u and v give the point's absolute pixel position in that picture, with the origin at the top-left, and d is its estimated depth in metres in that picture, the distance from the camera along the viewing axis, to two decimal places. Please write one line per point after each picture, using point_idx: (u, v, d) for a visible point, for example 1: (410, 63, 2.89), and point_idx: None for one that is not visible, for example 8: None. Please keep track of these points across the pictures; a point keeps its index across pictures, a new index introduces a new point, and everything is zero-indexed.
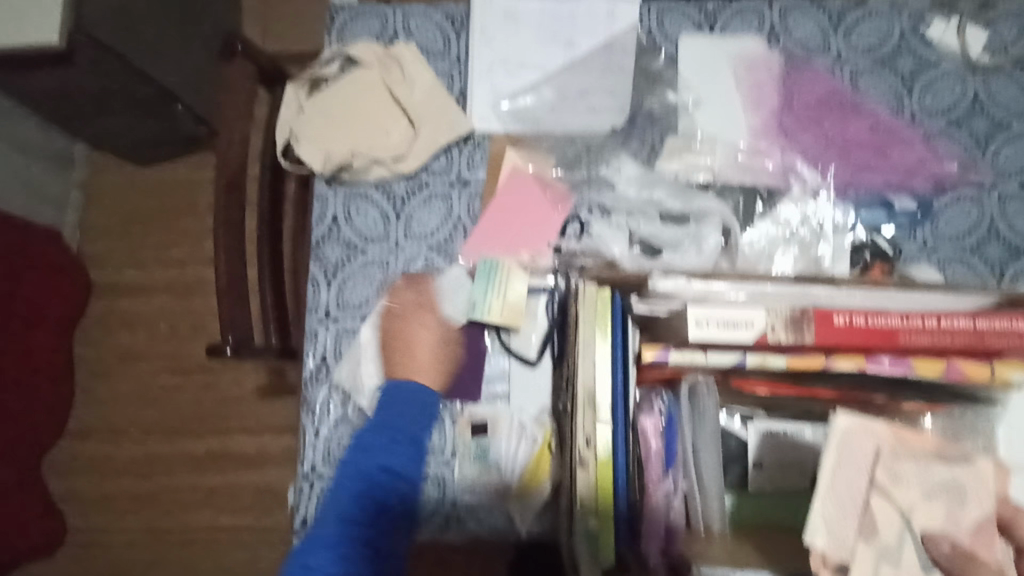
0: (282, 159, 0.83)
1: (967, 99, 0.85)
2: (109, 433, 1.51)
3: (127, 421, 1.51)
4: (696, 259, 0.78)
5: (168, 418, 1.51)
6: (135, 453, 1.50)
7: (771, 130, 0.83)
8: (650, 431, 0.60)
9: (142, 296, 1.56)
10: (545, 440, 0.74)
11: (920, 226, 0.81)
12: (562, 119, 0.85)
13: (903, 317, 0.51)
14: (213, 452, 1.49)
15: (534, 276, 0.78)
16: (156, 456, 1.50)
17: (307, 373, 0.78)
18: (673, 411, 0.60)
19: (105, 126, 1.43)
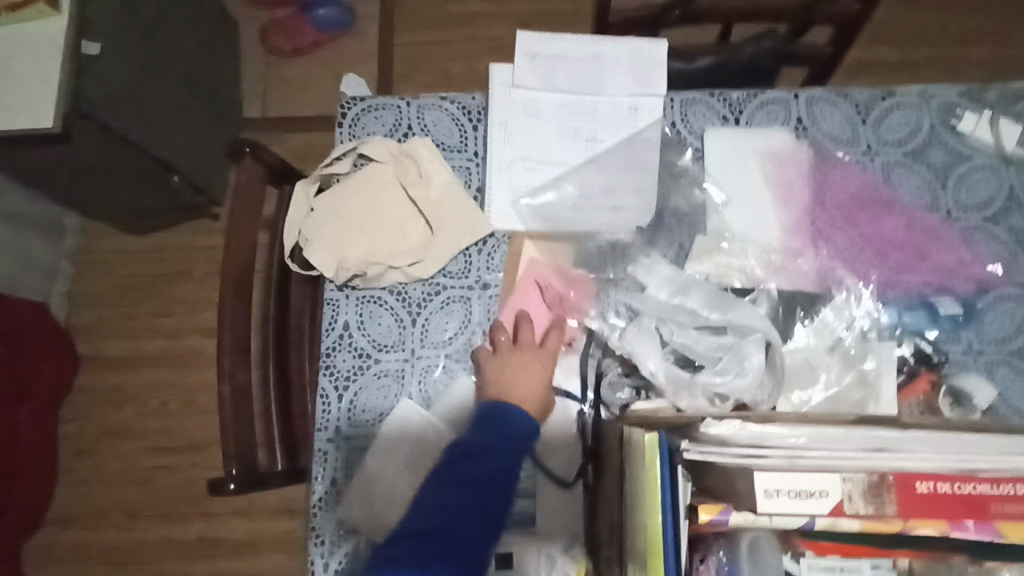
0: (291, 262, 0.78)
1: (1003, 194, 0.82)
2: (91, 518, 1.42)
3: (111, 505, 1.42)
4: (736, 382, 0.70)
5: (156, 500, 1.42)
6: (118, 540, 1.40)
7: (803, 228, 0.80)
8: None
9: (131, 370, 1.48)
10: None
11: (964, 329, 0.77)
12: (585, 217, 0.81)
13: (994, 484, 0.46)
14: (204, 538, 1.40)
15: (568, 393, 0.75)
16: (143, 542, 1.40)
17: (316, 499, 0.72)
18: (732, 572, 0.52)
19: (99, 198, 1.38)
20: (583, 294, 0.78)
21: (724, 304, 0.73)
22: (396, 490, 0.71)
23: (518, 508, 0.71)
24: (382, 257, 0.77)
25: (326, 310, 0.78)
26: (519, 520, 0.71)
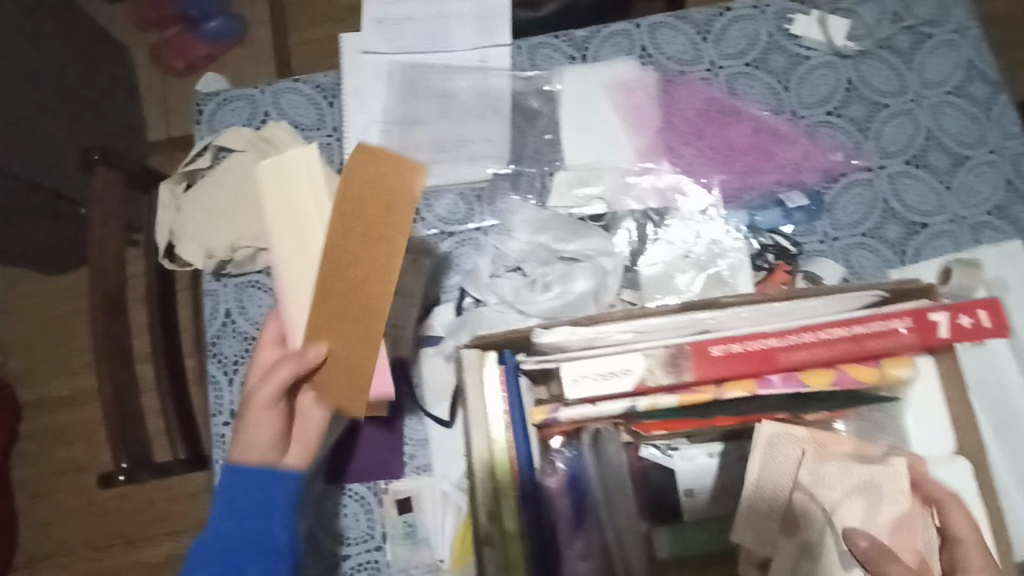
0: (167, 262, 0.80)
1: (842, 88, 0.85)
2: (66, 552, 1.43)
3: (84, 537, 1.43)
4: (563, 301, 0.75)
5: (126, 525, 1.43)
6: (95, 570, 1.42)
7: (657, 147, 0.82)
8: (555, 490, 0.58)
9: (80, 405, 1.49)
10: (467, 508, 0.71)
11: (818, 219, 0.81)
12: (444, 173, 0.82)
13: (781, 338, 0.49)
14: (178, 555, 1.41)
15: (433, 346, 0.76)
16: (119, 569, 1.41)
17: (219, 481, 0.75)
18: (577, 469, 0.58)
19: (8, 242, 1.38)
20: (451, 247, 0.80)
21: (577, 232, 0.77)
22: None
23: (415, 456, 0.74)
24: (249, 240, 0.77)
25: (207, 302, 0.80)
26: (416, 467, 0.74)
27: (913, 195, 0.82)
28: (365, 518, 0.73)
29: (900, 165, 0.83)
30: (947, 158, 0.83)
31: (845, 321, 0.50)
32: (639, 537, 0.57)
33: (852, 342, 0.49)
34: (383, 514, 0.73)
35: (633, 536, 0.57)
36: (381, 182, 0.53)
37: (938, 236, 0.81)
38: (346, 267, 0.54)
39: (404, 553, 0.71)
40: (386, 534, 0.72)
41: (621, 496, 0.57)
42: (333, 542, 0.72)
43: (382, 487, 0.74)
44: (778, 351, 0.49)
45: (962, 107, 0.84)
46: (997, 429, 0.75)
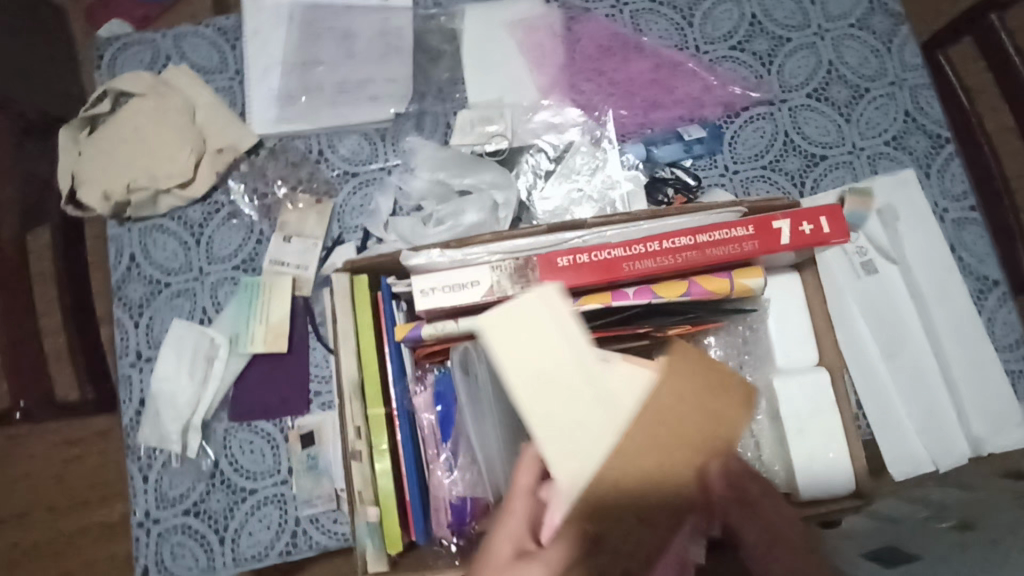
0: (70, 208, 0.79)
1: (745, 22, 0.86)
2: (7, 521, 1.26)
3: (28, 502, 1.26)
4: (450, 233, 0.76)
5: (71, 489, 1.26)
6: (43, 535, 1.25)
7: (558, 85, 0.83)
8: (423, 406, 0.58)
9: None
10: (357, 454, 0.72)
11: (718, 153, 0.82)
12: (346, 114, 0.82)
13: (626, 248, 0.51)
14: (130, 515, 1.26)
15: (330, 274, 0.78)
16: (74, 530, 1.25)
17: (126, 421, 0.75)
18: (443, 381, 0.57)
19: None
20: (354, 187, 0.81)
21: (471, 166, 0.78)
22: (183, 402, 0.74)
23: (318, 393, 0.75)
24: (146, 183, 0.78)
25: (112, 246, 0.79)
26: (321, 403, 0.75)
27: (814, 127, 0.83)
28: (271, 454, 0.74)
29: (802, 98, 0.84)
30: (849, 90, 0.84)
31: (691, 231, 0.52)
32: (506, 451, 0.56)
33: (694, 250, 0.51)
34: (288, 449, 0.74)
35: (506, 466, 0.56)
36: (715, 401, 0.47)
37: (838, 167, 0.82)
38: (644, 482, 0.44)
39: (308, 485, 0.73)
40: (291, 468, 0.73)
41: (491, 421, 0.56)
42: (243, 477, 0.73)
43: (286, 422, 0.74)
44: (622, 260, 0.51)
45: (863, 40, 0.85)
46: (886, 351, 0.76)
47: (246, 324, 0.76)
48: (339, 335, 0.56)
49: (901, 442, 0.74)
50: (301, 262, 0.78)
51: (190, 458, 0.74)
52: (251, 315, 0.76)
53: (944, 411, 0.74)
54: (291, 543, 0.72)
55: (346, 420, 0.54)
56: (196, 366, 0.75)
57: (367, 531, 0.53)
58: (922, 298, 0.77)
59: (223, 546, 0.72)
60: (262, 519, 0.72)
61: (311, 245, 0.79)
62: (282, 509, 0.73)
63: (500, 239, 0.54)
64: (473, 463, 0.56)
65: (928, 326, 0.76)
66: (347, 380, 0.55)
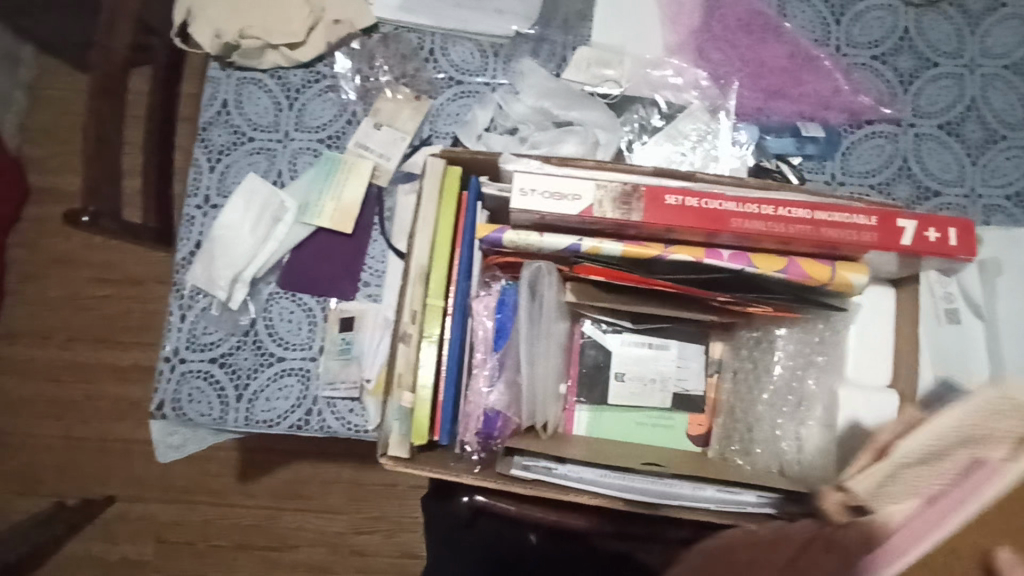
0: (178, 40, 0.79)
1: (896, 34, 0.81)
2: (30, 337, 1.30)
3: (52, 326, 1.30)
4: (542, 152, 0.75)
5: (95, 326, 1.28)
6: (58, 360, 1.29)
7: (685, 47, 0.80)
8: (483, 311, 0.57)
9: (52, 202, 1.32)
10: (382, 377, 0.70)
11: (829, 159, 0.78)
12: (466, 19, 0.80)
13: (738, 203, 0.48)
14: (141, 366, 1.29)
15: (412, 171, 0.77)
16: (84, 363, 1.28)
17: (178, 259, 0.75)
18: (508, 292, 0.57)
19: None
20: (455, 95, 0.79)
21: (579, 102, 0.76)
22: (239, 254, 0.74)
23: (367, 284, 0.75)
24: (258, 33, 0.77)
25: (208, 87, 0.79)
26: (367, 293, 0.74)
27: (936, 161, 0.78)
28: (308, 328, 0.74)
29: (931, 128, 0.79)
30: (983, 133, 0.79)
31: (808, 205, 0.49)
32: (548, 377, 0.56)
33: (808, 225, 0.48)
34: (325, 328, 0.74)
35: (544, 391, 0.56)
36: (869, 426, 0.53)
37: (948, 207, 0.77)
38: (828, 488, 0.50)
39: (335, 368, 0.73)
40: (323, 347, 0.73)
41: (545, 347, 0.55)
42: (275, 343, 0.74)
43: (329, 303, 0.74)
44: (732, 214, 0.48)
45: (1014, 84, 0.80)
46: None
47: (317, 197, 0.76)
48: (417, 218, 0.55)
49: None
50: (385, 152, 0.77)
51: (231, 310, 0.74)
52: (324, 190, 0.76)
53: None
54: (304, 419, 0.72)
55: (405, 302, 0.53)
56: (259, 224, 0.75)
57: (397, 416, 0.52)
58: (1002, 365, 0.71)
59: (238, 403, 0.72)
60: (282, 388, 0.73)
61: (398, 139, 0.78)
62: (303, 384, 0.73)
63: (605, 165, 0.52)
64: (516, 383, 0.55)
65: None
66: (415, 263, 0.54)
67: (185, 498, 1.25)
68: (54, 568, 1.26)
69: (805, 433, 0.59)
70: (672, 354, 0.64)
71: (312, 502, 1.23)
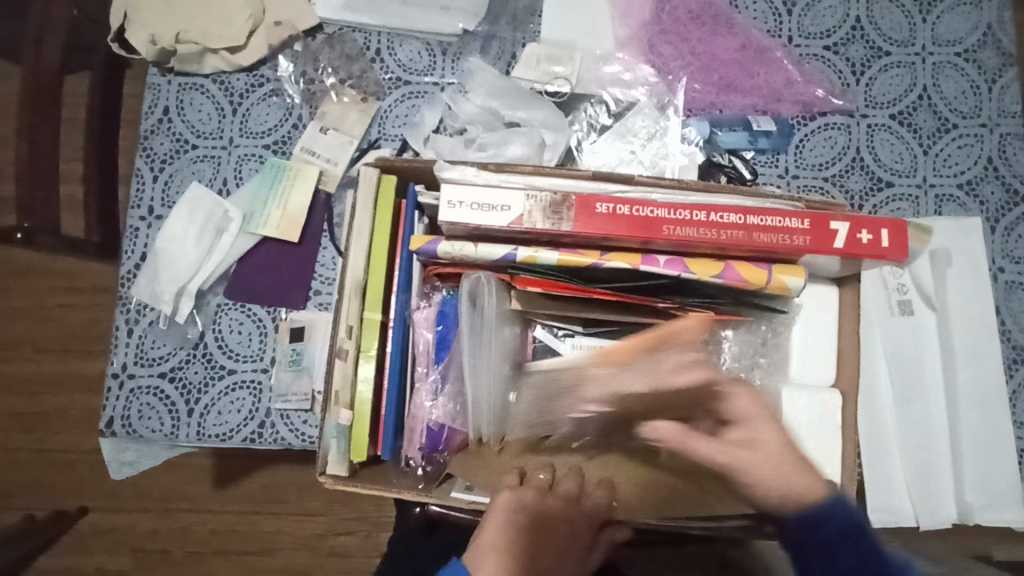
0: (115, 45, 0.76)
1: (848, 23, 0.80)
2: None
3: (15, 338, 1.27)
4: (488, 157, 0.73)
5: (58, 336, 1.26)
6: (23, 372, 1.27)
7: (635, 41, 0.78)
8: (425, 324, 0.57)
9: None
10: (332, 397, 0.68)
11: (783, 153, 0.77)
12: (413, 17, 0.78)
13: (671, 210, 0.48)
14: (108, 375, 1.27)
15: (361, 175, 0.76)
16: (49, 374, 1.26)
17: (123, 273, 0.73)
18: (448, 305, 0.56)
19: None
20: (403, 96, 0.77)
21: (528, 101, 0.74)
22: (184, 266, 0.73)
23: (317, 292, 0.74)
24: (195, 37, 0.75)
25: (147, 94, 0.77)
26: (318, 302, 0.73)
27: (889, 152, 0.78)
28: (258, 339, 0.73)
29: (884, 118, 0.79)
30: (935, 121, 0.79)
31: (741, 210, 0.48)
32: (492, 390, 0.54)
33: (741, 231, 0.47)
34: (276, 339, 0.73)
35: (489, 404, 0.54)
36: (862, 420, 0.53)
37: (899, 198, 0.77)
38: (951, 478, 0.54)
39: (287, 380, 0.72)
40: (275, 358, 0.72)
41: (489, 360, 0.53)
42: (225, 356, 0.72)
43: (280, 313, 0.73)
44: (665, 222, 0.47)
45: (965, 71, 0.79)
46: (897, 398, 0.73)
47: (263, 206, 0.74)
48: (353, 230, 0.54)
49: (890, 492, 0.71)
50: (332, 157, 0.76)
51: (178, 324, 0.73)
52: (270, 199, 0.74)
53: (942, 473, 0.71)
54: (257, 432, 0.71)
55: (341, 317, 0.52)
56: (204, 235, 0.74)
57: (335, 435, 0.51)
58: (952, 355, 0.73)
59: (190, 418, 0.71)
60: (233, 402, 0.72)
61: (345, 143, 0.76)
62: (255, 396, 0.72)
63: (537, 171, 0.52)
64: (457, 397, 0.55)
65: (950, 383, 0.72)
66: (350, 277, 0.53)
67: (158, 506, 1.23)
68: None
69: None
70: None
71: (287, 505, 1.22)
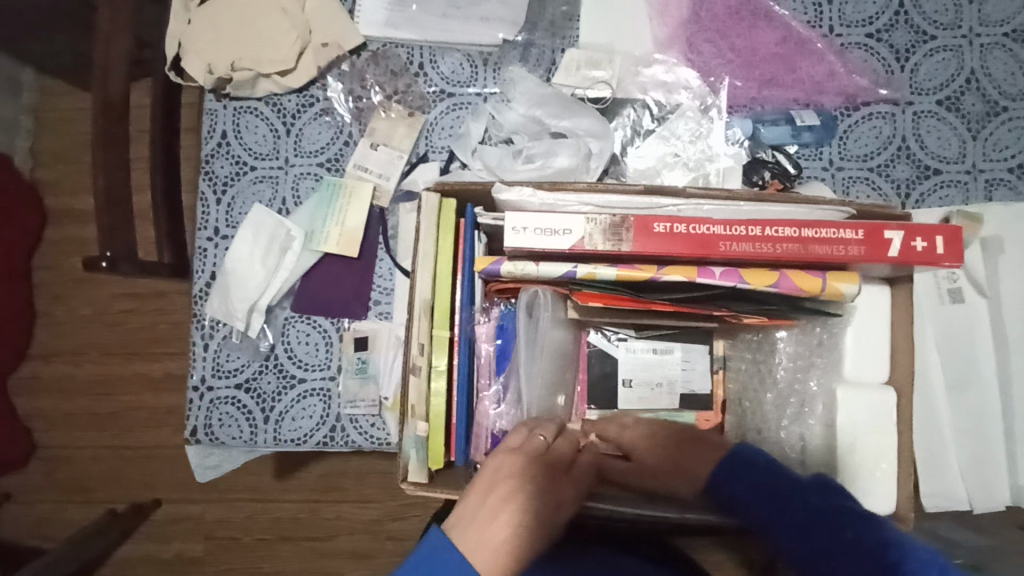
0: (173, 74, 0.81)
1: (891, 9, 0.79)
2: (64, 355, 1.35)
3: (85, 343, 1.35)
4: (534, 173, 0.74)
5: (123, 341, 1.33)
6: (94, 375, 1.34)
7: (676, 40, 0.79)
8: (484, 336, 0.61)
9: (69, 223, 1.36)
10: (397, 397, 0.75)
11: (826, 145, 0.78)
12: (452, 30, 0.80)
13: (726, 226, 0.50)
14: (172, 375, 1.34)
15: (413, 185, 0.79)
16: (120, 375, 1.34)
17: (196, 292, 0.78)
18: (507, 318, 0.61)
19: None
20: (448, 108, 0.80)
21: (571, 110, 0.76)
22: (252, 285, 0.77)
23: (377, 304, 0.77)
24: (248, 64, 0.78)
25: (205, 120, 0.81)
26: (378, 312, 0.77)
27: (935, 138, 0.77)
28: (325, 349, 0.77)
29: (930, 104, 0.78)
30: (984, 105, 0.78)
31: (795, 223, 0.50)
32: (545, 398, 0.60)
33: (796, 244, 0.49)
34: (342, 348, 0.77)
35: (540, 403, 0.60)
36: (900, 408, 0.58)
37: (948, 185, 0.77)
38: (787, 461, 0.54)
39: (354, 387, 0.76)
40: (341, 367, 0.77)
41: (543, 365, 0.59)
42: (296, 366, 0.77)
43: (343, 325, 0.77)
44: (721, 238, 0.49)
45: (1014, 52, 0.78)
46: (950, 385, 0.73)
47: (322, 224, 0.78)
48: (417, 253, 0.57)
49: (942, 477, 0.72)
50: (383, 172, 0.79)
51: (250, 338, 0.77)
52: (329, 217, 0.78)
53: (996, 458, 0.72)
54: (329, 436, 0.76)
55: (413, 336, 0.55)
56: (268, 254, 0.78)
57: (415, 446, 0.55)
58: (1005, 341, 0.72)
59: (267, 424, 0.76)
60: (306, 409, 0.76)
61: (396, 158, 0.79)
62: (325, 403, 0.76)
63: (591, 190, 0.56)
64: (519, 399, 0.60)
65: (1002, 370, 0.72)
66: (420, 298, 0.56)
67: (226, 497, 1.31)
68: (113, 569, 1.33)
69: (808, 433, 0.61)
70: (677, 357, 0.65)
71: (348, 494, 1.28)
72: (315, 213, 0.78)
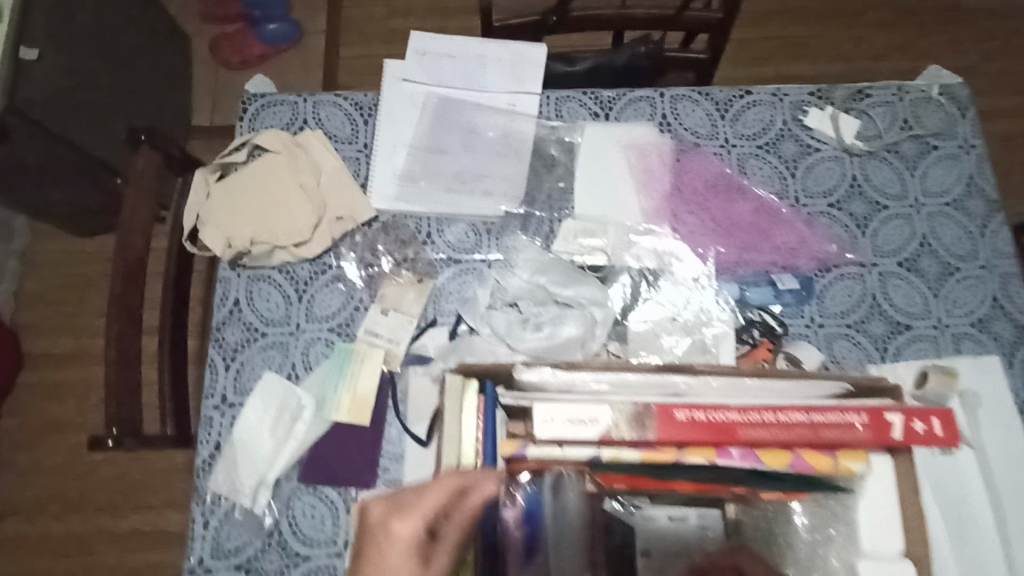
0: (188, 244, 0.84)
1: (846, 183, 0.90)
2: (24, 512, 1.29)
3: (48, 498, 1.30)
4: (542, 340, 0.79)
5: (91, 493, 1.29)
6: (53, 532, 1.28)
7: (661, 210, 0.88)
8: (512, 525, 0.60)
9: (48, 366, 1.38)
10: None
11: (806, 304, 0.84)
12: (457, 202, 0.88)
13: (742, 413, 0.54)
14: (140, 531, 1.28)
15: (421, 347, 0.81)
16: (78, 534, 1.28)
17: (199, 462, 0.76)
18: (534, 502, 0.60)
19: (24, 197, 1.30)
20: (455, 273, 0.84)
21: (574, 280, 0.82)
22: (261, 457, 0.76)
23: (387, 471, 0.76)
24: (266, 238, 0.83)
25: (218, 287, 0.83)
26: (387, 480, 0.76)
27: (902, 297, 0.85)
28: (330, 522, 0.74)
29: (892, 265, 0.86)
30: (939, 266, 0.86)
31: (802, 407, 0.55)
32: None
33: (807, 428, 0.54)
34: (349, 522, 0.74)
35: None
36: None
37: (920, 339, 0.83)
38: None
39: None
40: (349, 542, 0.74)
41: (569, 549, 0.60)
42: (300, 542, 0.74)
43: (350, 495, 0.75)
44: (738, 424, 0.53)
45: (957, 219, 0.88)
46: (954, 537, 0.74)
47: (333, 390, 0.79)
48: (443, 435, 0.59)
49: None
50: (394, 337, 0.81)
51: (254, 513, 0.75)
52: (341, 382, 0.79)
53: None
54: None
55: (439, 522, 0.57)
56: (278, 424, 0.78)
57: None
58: (995, 489, 0.76)
59: None
60: None
61: (405, 322, 0.82)
62: None
63: (606, 372, 0.60)
64: None
65: (998, 518, 0.75)
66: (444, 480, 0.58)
67: None
68: None
69: None
70: (692, 523, 0.67)
71: None
72: (325, 378, 0.79)
